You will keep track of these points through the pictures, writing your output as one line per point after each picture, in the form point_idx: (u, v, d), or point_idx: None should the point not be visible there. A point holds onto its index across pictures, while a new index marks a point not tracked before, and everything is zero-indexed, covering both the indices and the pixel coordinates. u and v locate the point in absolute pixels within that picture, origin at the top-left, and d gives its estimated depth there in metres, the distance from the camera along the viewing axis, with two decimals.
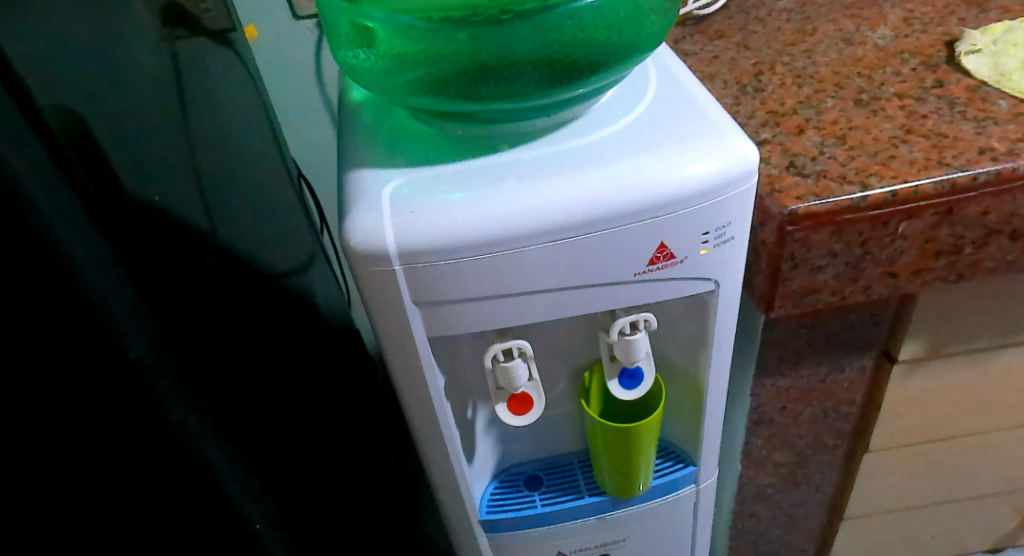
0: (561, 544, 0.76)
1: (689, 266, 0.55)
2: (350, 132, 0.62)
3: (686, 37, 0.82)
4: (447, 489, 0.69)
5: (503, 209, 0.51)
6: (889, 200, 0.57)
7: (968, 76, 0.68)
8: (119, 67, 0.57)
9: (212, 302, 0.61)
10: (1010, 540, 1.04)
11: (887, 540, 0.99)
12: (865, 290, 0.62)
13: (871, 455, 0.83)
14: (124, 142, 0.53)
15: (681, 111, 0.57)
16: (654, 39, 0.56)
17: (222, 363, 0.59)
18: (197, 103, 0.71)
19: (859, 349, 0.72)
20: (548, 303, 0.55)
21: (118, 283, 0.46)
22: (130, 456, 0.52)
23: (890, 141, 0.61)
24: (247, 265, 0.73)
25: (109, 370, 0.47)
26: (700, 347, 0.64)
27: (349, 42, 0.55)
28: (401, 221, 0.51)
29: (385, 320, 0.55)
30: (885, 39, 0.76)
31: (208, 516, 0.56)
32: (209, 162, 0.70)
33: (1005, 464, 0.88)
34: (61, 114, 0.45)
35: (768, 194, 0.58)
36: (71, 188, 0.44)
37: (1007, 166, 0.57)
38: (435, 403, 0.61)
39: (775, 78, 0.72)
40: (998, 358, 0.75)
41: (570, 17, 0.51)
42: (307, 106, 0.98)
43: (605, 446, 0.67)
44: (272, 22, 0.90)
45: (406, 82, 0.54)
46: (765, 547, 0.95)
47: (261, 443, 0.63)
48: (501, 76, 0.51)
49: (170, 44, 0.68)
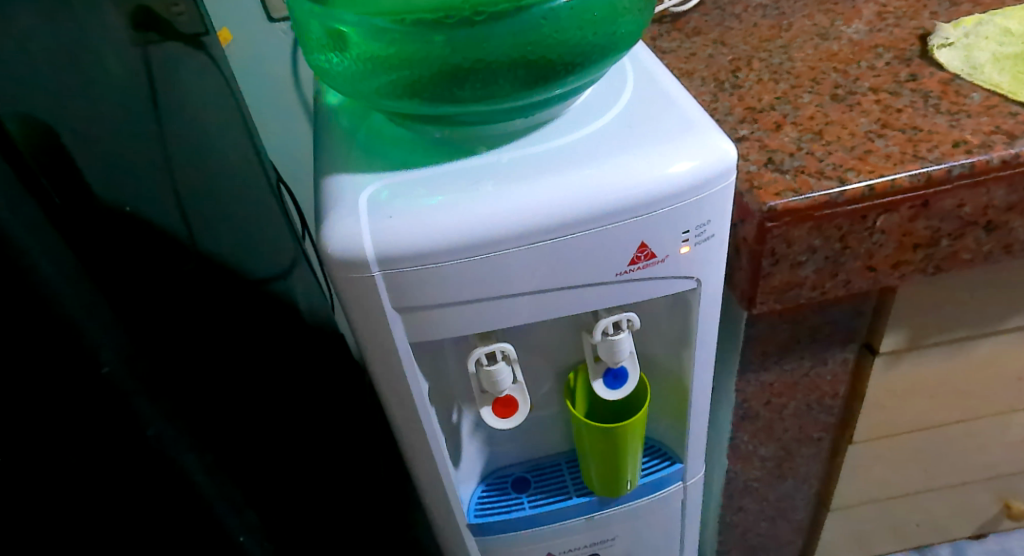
0: (550, 545, 0.76)
1: (670, 265, 0.55)
2: (326, 136, 0.62)
3: (663, 34, 0.82)
4: (433, 493, 0.68)
5: (481, 211, 0.50)
6: (867, 194, 0.57)
7: (940, 69, 0.69)
8: (88, 72, 0.56)
9: (190, 311, 0.60)
10: (992, 526, 1.05)
11: (872, 530, 0.99)
12: (845, 284, 0.63)
13: (855, 446, 0.84)
14: (94, 149, 0.52)
15: (659, 110, 0.57)
16: (630, 37, 0.55)
17: (200, 371, 0.58)
18: (170, 107, 0.69)
19: (841, 342, 0.72)
20: (531, 305, 0.55)
21: (89, 297, 0.45)
22: (111, 471, 0.51)
23: (866, 136, 0.62)
24: (226, 271, 0.73)
25: (83, 384, 0.47)
26: (684, 345, 0.64)
27: (320, 46, 0.55)
28: (378, 227, 0.50)
29: (365, 326, 0.55)
30: (860, 33, 0.76)
31: (190, 530, 0.55)
32: (185, 168, 0.69)
33: (986, 452, 0.90)
34: (22, 122, 0.44)
35: (747, 191, 0.59)
36: (33, 195, 0.43)
37: (981, 159, 0.57)
38: (419, 408, 0.61)
39: (752, 74, 0.72)
40: (975, 347, 0.75)
41: (544, 18, 0.50)
42: (284, 110, 0.97)
43: (591, 447, 0.66)
44: (247, 25, 0.89)
45: (380, 86, 0.53)
46: (754, 540, 0.96)
47: (242, 456, 0.62)
48: (477, 78, 0.51)
49: (142, 50, 0.67)
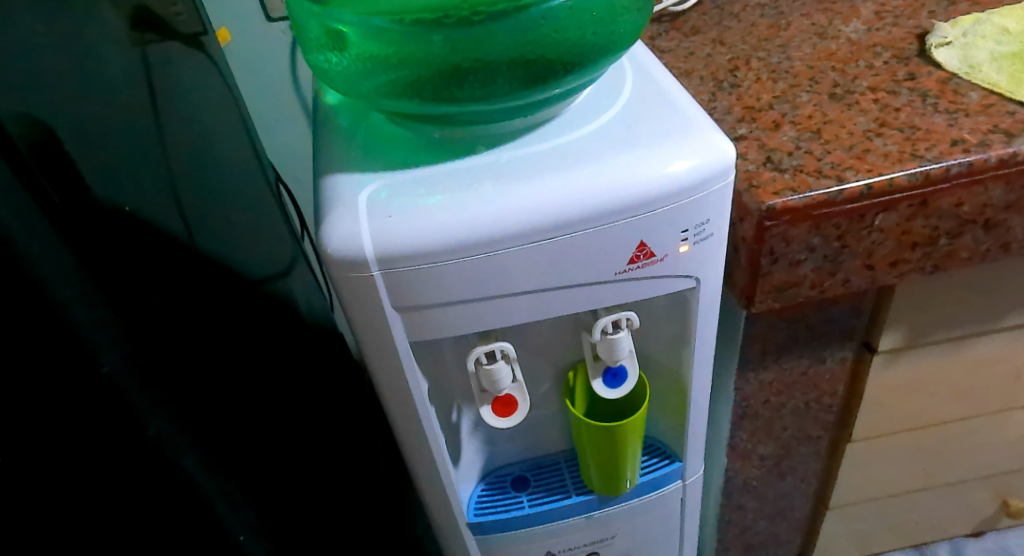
0: (550, 544, 0.76)
1: (669, 264, 0.55)
2: (325, 136, 0.62)
3: (662, 33, 0.82)
4: (433, 492, 0.68)
5: (480, 211, 0.50)
6: (865, 193, 0.57)
7: (938, 68, 0.69)
8: (86, 71, 0.56)
9: (189, 310, 0.60)
10: (990, 524, 1.06)
11: (871, 528, 1.00)
12: (843, 283, 0.63)
13: (853, 444, 0.84)
14: (93, 149, 0.52)
15: (658, 109, 0.57)
16: (629, 37, 0.55)
17: (200, 371, 0.58)
18: (169, 107, 0.69)
19: (840, 341, 0.73)
20: (530, 304, 0.55)
21: (89, 297, 0.45)
22: (111, 471, 0.51)
23: (864, 135, 0.62)
24: (225, 271, 0.73)
25: (83, 383, 0.47)
26: (683, 344, 0.65)
27: (319, 46, 0.55)
28: (377, 226, 0.50)
29: (365, 326, 0.55)
30: (858, 33, 0.76)
31: (190, 529, 0.55)
32: (184, 167, 0.69)
33: (985, 450, 0.90)
34: (21, 122, 0.44)
35: (746, 190, 0.59)
36: (32, 195, 0.43)
37: (979, 158, 0.57)
38: (419, 407, 0.61)
39: (751, 73, 0.73)
40: (973, 346, 0.76)
41: (543, 17, 0.50)
42: (283, 109, 0.97)
43: (590, 446, 0.67)
44: (246, 25, 0.89)
45: (379, 86, 0.53)
46: (753, 538, 0.96)
47: (241, 455, 0.62)
48: (475, 78, 0.51)
49: (141, 49, 0.67)
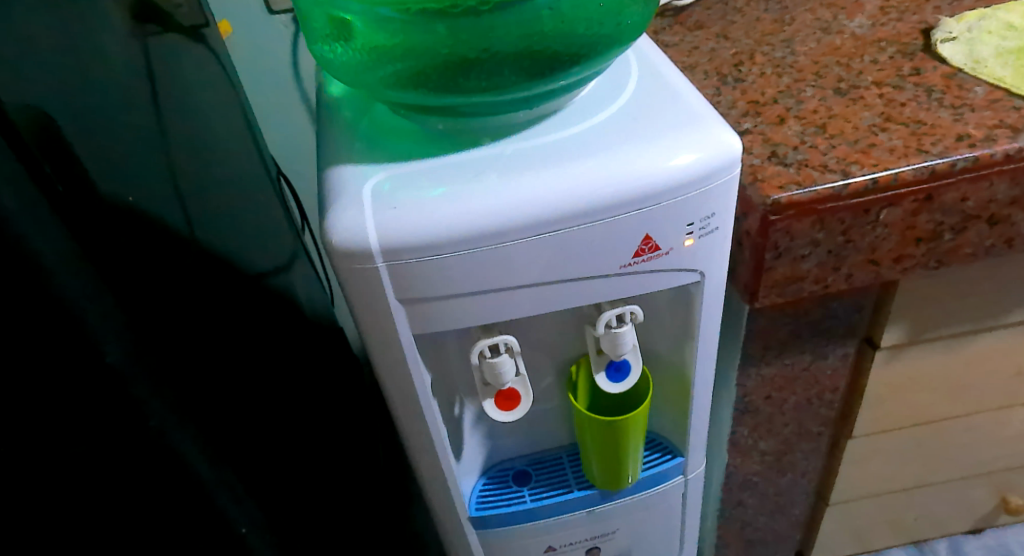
0: (551, 538, 0.76)
1: (674, 258, 0.55)
2: (329, 127, 0.62)
3: (666, 27, 0.82)
4: (434, 485, 0.68)
5: (484, 203, 0.50)
6: (870, 187, 0.57)
7: (943, 63, 0.69)
8: (87, 61, 0.55)
9: (191, 302, 0.60)
10: (989, 520, 1.06)
11: (871, 524, 1.00)
12: (847, 278, 0.63)
13: (854, 440, 0.84)
14: (95, 141, 0.51)
15: (663, 102, 0.57)
16: (635, 29, 0.55)
17: (201, 363, 0.58)
18: (170, 98, 0.69)
19: (842, 337, 0.73)
20: (534, 297, 0.55)
21: (92, 288, 0.45)
22: (112, 462, 0.51)
23: (869, 129, 0.62)
24: (226, 264, 0.72)
25: (87, 374, 0.46)
26: (686, 339, 0.64)
27: (324, 36, 0.54)
28: (381, 218, 0.50)
29: (368, 318, 0.55)
30: (863, 28, 0.76)
31: (193, 521, 0.55)
32: (186, 159, 0.69)
33: (984, 446, 0.90)
34: (24, 111, 0.43)
35: (751, 183, 0.59)
36: (35, 184, 0.43)
37: (984, 153, 0.57)
38: (422, 400, 0.60)
39: (755, 68, 0.72)
40: (975, 342, 0.76)
41: (549, 8, 0.50)
42: (284, 102, 0.97)
43: (593, 440, 0.66)
44: (248, 17, 0.89)
45: (384, 77, 0.53)
46: (753, 534, 0.96)
47: (243, 448, 0.62)
48: (481, 69, 0.51)
49: (142, 41, 0.66)
